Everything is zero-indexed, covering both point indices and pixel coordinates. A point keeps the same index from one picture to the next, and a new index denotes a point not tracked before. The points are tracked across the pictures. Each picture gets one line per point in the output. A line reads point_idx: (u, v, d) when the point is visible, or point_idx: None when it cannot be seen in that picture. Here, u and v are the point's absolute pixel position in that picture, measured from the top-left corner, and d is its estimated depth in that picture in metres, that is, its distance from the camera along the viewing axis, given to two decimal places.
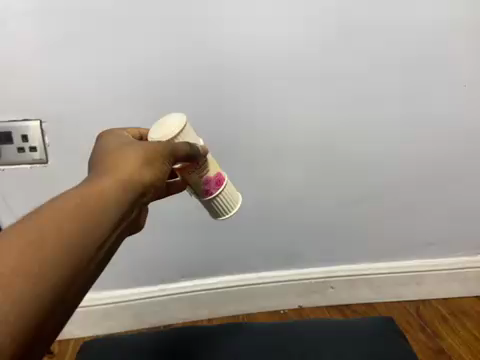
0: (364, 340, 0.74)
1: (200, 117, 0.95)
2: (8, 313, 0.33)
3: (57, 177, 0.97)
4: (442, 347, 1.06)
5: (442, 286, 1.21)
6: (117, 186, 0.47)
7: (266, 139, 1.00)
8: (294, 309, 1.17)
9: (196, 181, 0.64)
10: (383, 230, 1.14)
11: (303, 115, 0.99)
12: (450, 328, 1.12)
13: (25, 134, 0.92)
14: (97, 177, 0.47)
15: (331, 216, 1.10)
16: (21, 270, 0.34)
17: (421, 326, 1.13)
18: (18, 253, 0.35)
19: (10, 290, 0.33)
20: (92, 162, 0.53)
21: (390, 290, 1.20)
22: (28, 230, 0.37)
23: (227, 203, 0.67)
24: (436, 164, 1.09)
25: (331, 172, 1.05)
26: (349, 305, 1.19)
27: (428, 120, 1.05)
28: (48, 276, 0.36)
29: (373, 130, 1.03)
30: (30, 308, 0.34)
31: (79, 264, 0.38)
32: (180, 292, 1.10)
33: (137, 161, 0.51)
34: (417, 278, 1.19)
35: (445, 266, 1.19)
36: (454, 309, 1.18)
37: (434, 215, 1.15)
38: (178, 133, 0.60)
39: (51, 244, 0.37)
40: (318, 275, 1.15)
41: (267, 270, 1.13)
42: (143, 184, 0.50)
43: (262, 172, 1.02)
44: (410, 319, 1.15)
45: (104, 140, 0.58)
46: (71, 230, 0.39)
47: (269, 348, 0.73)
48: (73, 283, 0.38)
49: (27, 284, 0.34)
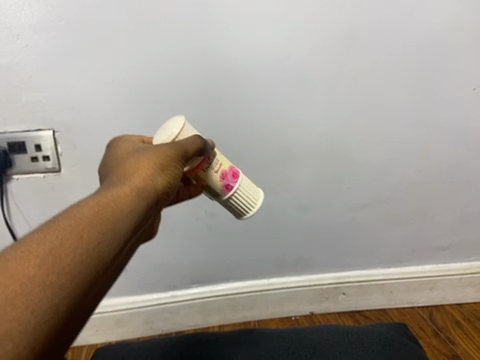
0: (377, 346, 0.73)
1: (209, 125, 0.96)
2: (27, 323, 0.33)
3: (69, 185, 0.99)
4: (456, 353, 1.04)
5: (456, 290, 1.20)
6: (132, 193, 0.47)
7: (274, 145, 1.00)
8: (305, 316, 1.16)
9: (212, 177, 0.64)
10: (394, 234, 1.13)
11: (313, 121, 0.99)
12: (464, 334, 1.10)
13: (39, 144, 0.94)
14: (112, 184, 0.48)
15: (341, 221, 1.10)
16: (40, 278, 0.35)
17: (435, 331, 1.11)
18: (38, 261, 0.36)
19: (29, 298, 0.34)
20: (106, 172, 0.54)
21: (402, 296, 1.19)
22: (47, 239, 0.38)
23: (247, 194, 0.68)
24: (446, 168, 1.09)
25: (340, 177, 1.05)
26: (361, 312, 1.18)
27: (439, 123, 1.04)
28: (66, 284, 0.36)
29: (383, 135, 1.03)
30: (48, 316, 0.34)
31: (96, 272, 0.39)
32: (192, 299, 1.10)
33: (151, 167, 0.52)
34: (430, 283, 1.18)
35: (458, 271, 1.18)
36: (468, 315, 1.17)
37: (446, 219, 1.14)
38: (179, 132, 0.61)
39: (69, 252, 0.38)
40: (330, 280, 1.14)
41: (277, 276, 1.13)
42: (157, 190, 0.50)
43: (272, 178, 1.03)
44: (423, 324, 1.13)
45: (117, 146, 0.59)
46: (89, 237, 0.40)
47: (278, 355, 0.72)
48: (89, 292, 0.38)
49: (46, 293, 0.35)
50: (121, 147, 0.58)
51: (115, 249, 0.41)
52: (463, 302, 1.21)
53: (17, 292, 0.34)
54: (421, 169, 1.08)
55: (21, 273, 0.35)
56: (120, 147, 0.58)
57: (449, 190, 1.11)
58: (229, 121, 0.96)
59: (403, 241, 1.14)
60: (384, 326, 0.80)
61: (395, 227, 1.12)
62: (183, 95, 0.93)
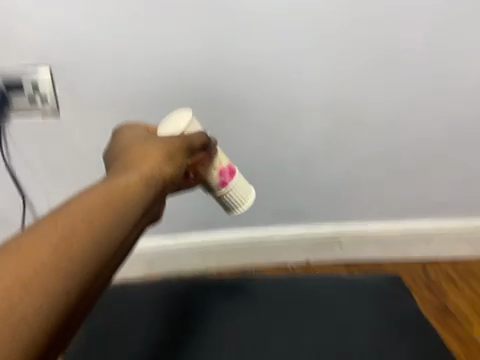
0: (372, 300, 0.76)
1: (210, 73, 0.94)
2: (40, 305, 0.37)
3: (68, 128, 0.97)
4: (446, 306, 1.10)
5: (453, 248, 1.20)
6: (141, 182, 0.50)
7: (277, 95, 0.98)
8: (300, 264, 1.19)
9: (211, 173, 0.69)
10: (396, 191, 1.12)
11: (318, 72, 0.96)
12: (456, 290, 1.15)
13: (36, 84, 0.92)
14: (121, 173, 0.51)
15: (343, 176, 1.09)
16: (53, 264, 0.39)
17: (428, 285, 1.15)
18: (52, 247, 0.40)
19: (43, 283, 0.38)
20: (115, 159, 0.57)
21: (399, 251, 1.19)
22: (60, 226, 0.41)
23: (241, 194, 0.73)
24: (455, 125, 1.05)
25: (344, 131, 1.04)
26: (357, 263, 1.20)
27: (450, 78, 1.00)
28: (77, 270, 0.40)
29: (390, 90, 1.00)
30: (61, 300, 0.38)
31: (104, 259, 0.43)
32: (191, 245, 1.12)
33: (158, 158, 0.55)
34: (427, 239, 1.18)
35: (458, 230, 1.17)
36: (462, 270, 1.19)
37: (451, 177, 1.12)
38: (185, 128, 0.65)
39: (80, 239, 0.41)
40: (327, 233, 1.16)
41: (276, 227, 1.15)
42: (163, 180, 0.53)
43: (274, 129, 1.01)
44: (417, 278, 1.17)
45: (123, 135, 0.62)
46: (99, 226, 0.43)
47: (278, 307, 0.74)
48: (98, 277, 0.42)
49: (58, 278, 0.38)
50: (128, 137, 0.61)
51: (120, 241, 0.45)
52: (458, 259, 1.22)
53: (31, 276, 0.37)
54: (427, 125, 1.05)
55: (36, 258, 0.38)
56: (127, 135, 0.61)
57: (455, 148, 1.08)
58: (230, 69, 0.94)
59: (403, 198, 1.13)
60: (380, 280, 0.81)
61: (396, 183, 1.11)
62: (183, 37, 0.90)
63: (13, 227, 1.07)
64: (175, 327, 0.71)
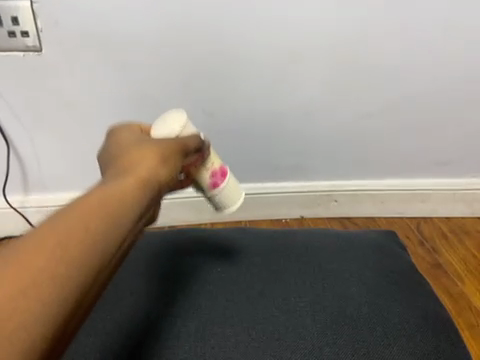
0: (367, 250, 0.75)
1: (205, 13, 0.92)
2: (20, 339, 0.27)
3: (52, 66, 0.93)
4: (438, 262, 1.03)
5: (448, 205, 1.17)
6: (143, 181, 0.40)
7: (272, 37, 0.95)
8: (294, 218, 1.16)
9: (201, 173, 0.63)
10: (395, 146, 1.10)
11: (315, 16, 0.94)
12: (449, 245, 1.09)
13: (16, 17, 0.88)
14: (116, 172, 0.41)
15: (341, 129, 1.06)
16: (39, 282, 0.28)
17: (419, 240, 1.10)
18: (39, 261, 0.29)
19: (26, 308, 0.28)
20: (105, 158, 0.47)
21: (393, 207, 1.17)
22: (49, 232, 0.31)
23: (232, 196, 0.67)
24: (454, 77, 1.03)
25: (341, 80, 1.01)
26: (350, 218, 1.17)
27: (448, 27, 0.98)
28: (69, 292, 0.30)
29: (389, 38, 0.98)
30: (46, 331, 0.28)
31: (102, 275, 0.33)
32: (184, 196, 1.10)
33: (159, 153, 0.45)
34: (422, 196, 1.15)
35: (455, 187, 1.15)
36: (455, 228, 1.15)
37: (449, 132, 1.09)
38: (179, 131, 0.58)
39: (74, 250, 0.31)
40: (323, 187, 1.13)
41: (271, 180, 1.11)
42: (165, 180, 0.44)
43: (268, 75, 0.98)
44: (410, 234, 1.12)
45: (113, 134, 0.52)
46: (97, 233, 0.32)
47: (273, 256, 0.73)
48: (89, 301, 0.32)
49: (44, 303, 0.28)
50: (118, 135, 0.51)
51: (111, 267, 0.33)
52: (452, 216, 1.19)
53: (12, 297, 0.27)
54: (426, 76, 1.02)
55: (18, 274, 0.28)
56: (118, 133, 0.51)
57: (454, 100, 1.05)
58: (226, 11, 0.92)
59: (401, 153, 1.11)
60: (373, 234, 0.81)
61: (395, 139, 1.09)
62: None
63: None
64: (163, 281, 0.68)
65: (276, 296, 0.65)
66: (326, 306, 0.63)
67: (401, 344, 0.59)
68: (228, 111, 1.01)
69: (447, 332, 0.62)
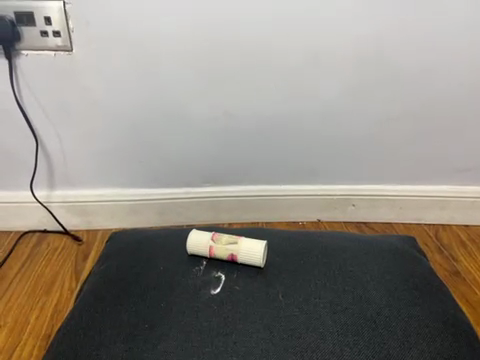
0: (387, 255, 0.75)
1: (232, 15, 0.93)
2: None
3: (82, 66, 0.96)
4: (456, 269, 1.03)
5: (467, 214, 1.17)
6: None
7: (296, 42, 0.96)
8: (311, 221, 1.16)
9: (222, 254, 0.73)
10: (414, 152, 1.10)
11: (340, 22, 0.95)
12: (467, 253, 1.08)
13: (48, 17, 0.91)
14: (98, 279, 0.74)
15: (361, 134, 1.07)
16: None
17: (438, 248, 1.09)
18: None
19: None
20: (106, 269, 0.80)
21: (411, 214, 1.17)
22: None
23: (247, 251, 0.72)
24: (478, 85, 1.03)
25: (363, 85, 1.02)
26: (367, 223, 1.17)
27: (474, 35, 0.97)
28: None
29: (414, 43, 0.98)
30: None
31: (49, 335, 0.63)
32: (202, 197, 1.11)
33: None
34: (440, 203, 1.15)
35: (474, 194, 1.15)
36: (474, 236, 1.14)
37: (470, 140, 1.09)
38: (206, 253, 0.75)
39: None
40: (342, 191, 1.13)
41: (290, 183, 1.12)
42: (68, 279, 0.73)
43: (292, 80, 1.00)
44: (428, 241, 1.12)
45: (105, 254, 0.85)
46: None
47: (294, 260, 0.74)
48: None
49: None
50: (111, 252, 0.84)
51: None
52: (470, 224, 1.18)
53: None
54: (449, 84, 1.02)
55: None
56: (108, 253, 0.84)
57: (477, 107, 1.05)
58: (253, 11, 0.93)
59: (420, 160, 1.11)
60: (393, 239, 0.81)
61: (415, 146, 1.09)
62: None
63: (24, 167, 1.05)
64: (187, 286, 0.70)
65: (296, 296, 0.67)
66: (345, 307, 0.65)
67: (421, 347, 0.60)
68: (250, 112, 1.03)
69: (467, 339, 0.62)
